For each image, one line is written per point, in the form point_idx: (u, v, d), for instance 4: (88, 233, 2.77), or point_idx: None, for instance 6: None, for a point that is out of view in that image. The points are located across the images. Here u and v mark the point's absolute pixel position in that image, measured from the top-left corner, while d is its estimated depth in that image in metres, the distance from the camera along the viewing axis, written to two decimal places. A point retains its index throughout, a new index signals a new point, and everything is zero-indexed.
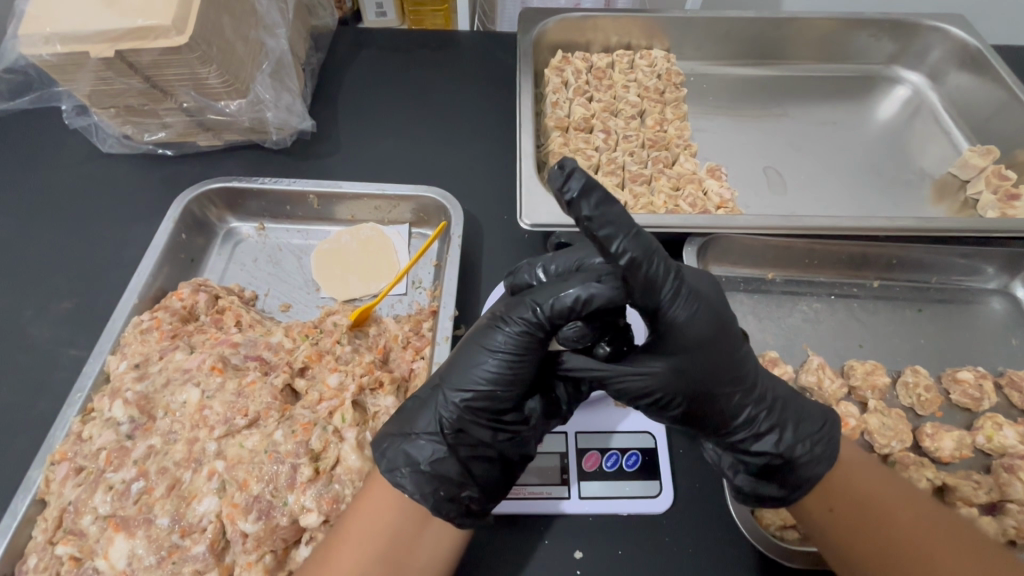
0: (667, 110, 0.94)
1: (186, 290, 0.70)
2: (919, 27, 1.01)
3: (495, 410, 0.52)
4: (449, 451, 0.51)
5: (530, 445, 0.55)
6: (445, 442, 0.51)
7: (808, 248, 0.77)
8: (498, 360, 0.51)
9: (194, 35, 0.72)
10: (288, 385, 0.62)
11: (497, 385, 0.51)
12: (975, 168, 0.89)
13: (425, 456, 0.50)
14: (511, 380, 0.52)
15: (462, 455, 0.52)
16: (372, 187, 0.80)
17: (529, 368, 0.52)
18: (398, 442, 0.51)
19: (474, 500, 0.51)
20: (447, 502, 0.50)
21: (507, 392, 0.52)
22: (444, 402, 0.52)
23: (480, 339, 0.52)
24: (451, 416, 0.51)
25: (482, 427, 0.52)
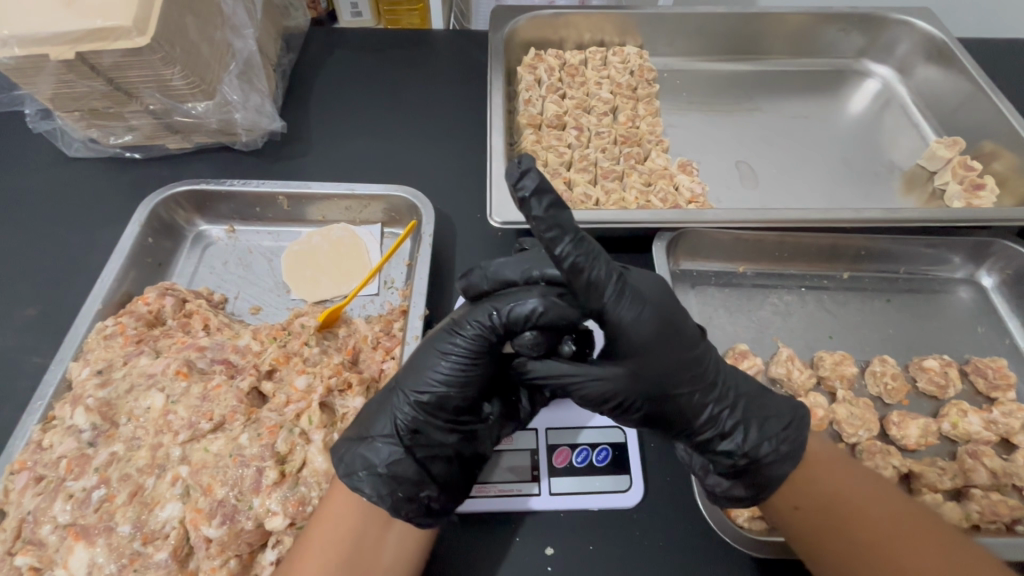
0: (639, 106, 0.95)
1: (151, 295, 0.69)
2: (887, 21, 1.02)
3: (453, 413, 0.53)
4: (404, 453, 0.52)
5: (489, 445, 0.56)
6: (400, 444, 0.52)
7: (779, 241, 0.77)
8: (451, 363, 0.52)
9: (156, 36, 0.71)
10: (254, 387, 0.61)
11: (453, 389, 0.52)
12: (942, 159, 0.90)
13: (382, 458, 0.52)
14: (466, 386, 0.52)
15: (418, 456, 0.52)
16: (343, 188, 0.80)
17: (483, 371, 0.52)
18: (356, 446, 0.53)
19: (433, 499, 0.52)
20: (403, 503, 0.51)
21: (464, 394, 0.53)
22: (400, 405, 0.53)
23: (436, 343, 0.53)
24: (409, 419, 0.52)
25: (438, 430, 0.53)
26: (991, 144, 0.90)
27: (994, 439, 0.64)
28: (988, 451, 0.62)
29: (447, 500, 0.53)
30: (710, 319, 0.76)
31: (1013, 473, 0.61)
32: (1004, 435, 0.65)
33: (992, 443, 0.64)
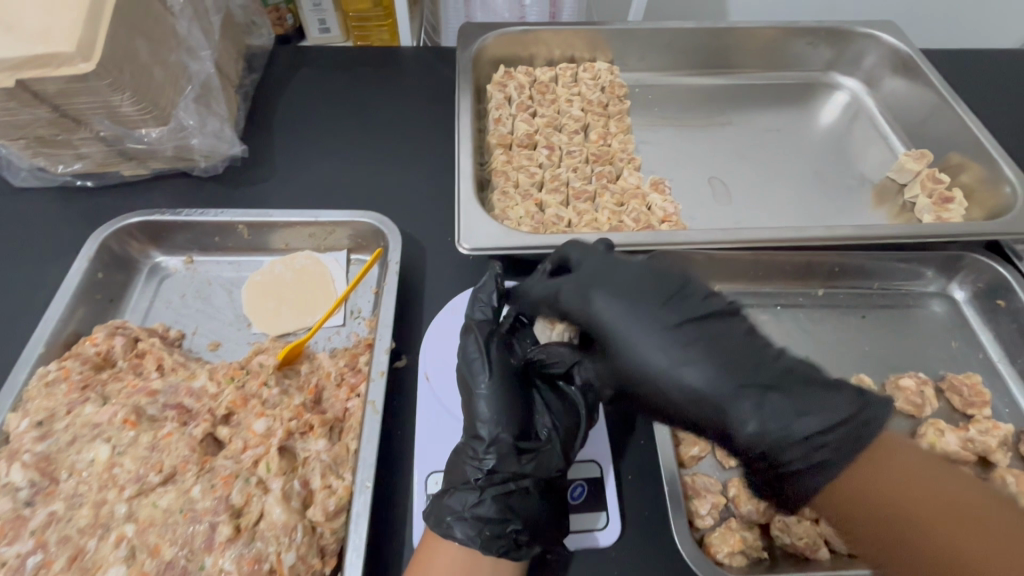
0: (611, 123, 0.94)
1: (100, 335, 0.65)
2: (854, 35, 1.03)
3: (510, 437, 0.57)
4: (481, 493, 0.54)
5: (558, 459, 0.58)
6: (477, 488, 0.55)
7: (753, 260, 0.76)
8: (483, 402, 0.59)
9: (103, 62, 0.67)
10: (209, 434, 0.58)
11: (495, 414, 0.58)
12: (911, 172, 0.90)
13: (464, 503, 0.54)
14: (504, 406, 0.59)
15: (495, 493, 0.55)
16: (305, 215, 0.76)
17: (507, 397, 0.59)
18: (441, 497, 0.55)
19: (522, 533, 0.53)
20: (494, 540, 0.52)
21: (509, 415, 0.58)
22: (467, 456, 0.57)
23: (465, 381, 0.61)
24: (478, 467, 0.56)
25: (505, 464, 0.56)
26: (958, 156, 0.91)
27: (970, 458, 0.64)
28: None
29: (539, 529, 0.54)
30: None
31: None
32: (981, 454, 0.65)
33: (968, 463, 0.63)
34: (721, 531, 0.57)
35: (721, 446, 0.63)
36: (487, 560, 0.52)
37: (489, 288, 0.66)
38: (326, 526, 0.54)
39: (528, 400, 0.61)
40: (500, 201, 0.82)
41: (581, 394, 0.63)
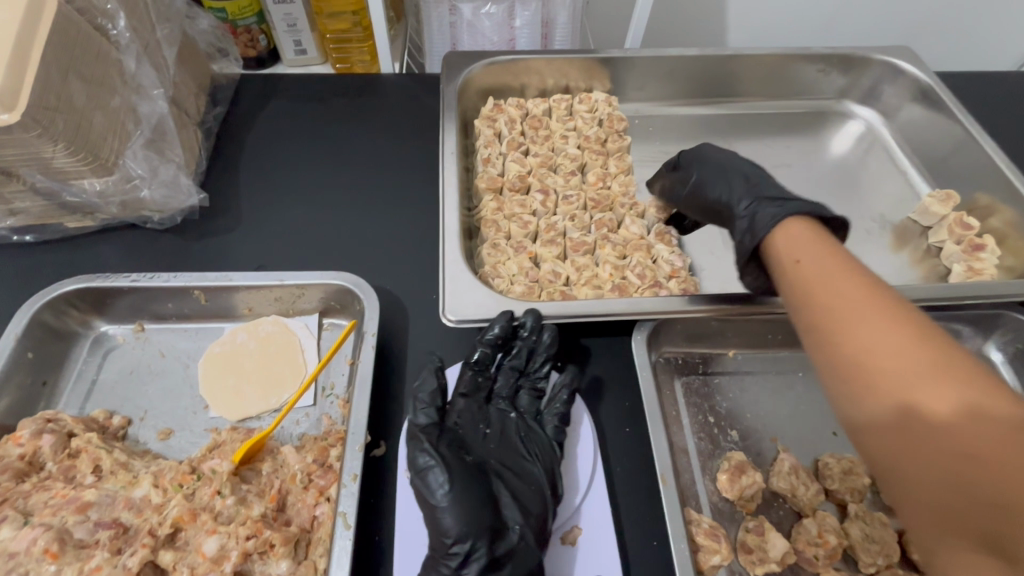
0: (610, 162, 0.86)
1: (26, 433, 0.56)
2: (868, 61, 0.96)
3: (484, 545, 0.48)
4: None
5: (536, 556, 0.50)
6: None
7: (771, 323, 0.69)
8: (448, 514, 0.49)
9: (29, 112, 0.58)
10: (148, 561, 0.49)
11: (462, 524, 0.48)
12: (936, 215, 0.83)
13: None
14: (468, 512, 0.49)
15: None
16: (270, 278, 0.68)
17: (472, 499, 0.50)
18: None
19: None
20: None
21: (477, 520, 0.49)
22: (438, 574, 0.48)
23: (419, 490, 0.51)
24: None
25: (481, 574, 0.48)
26: (986, 197, 0.84)
27: None
28: None
29: None
30: (701, 419, 0.65)
31: None
32: None
33: None
34: None
35: (744, 550, 0.56)
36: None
37: (429, 386, 0.56)
38: None
39: (495, 496, 0.52)
40: (491, 255, 0.74)
41: (546, 473, 0.55)
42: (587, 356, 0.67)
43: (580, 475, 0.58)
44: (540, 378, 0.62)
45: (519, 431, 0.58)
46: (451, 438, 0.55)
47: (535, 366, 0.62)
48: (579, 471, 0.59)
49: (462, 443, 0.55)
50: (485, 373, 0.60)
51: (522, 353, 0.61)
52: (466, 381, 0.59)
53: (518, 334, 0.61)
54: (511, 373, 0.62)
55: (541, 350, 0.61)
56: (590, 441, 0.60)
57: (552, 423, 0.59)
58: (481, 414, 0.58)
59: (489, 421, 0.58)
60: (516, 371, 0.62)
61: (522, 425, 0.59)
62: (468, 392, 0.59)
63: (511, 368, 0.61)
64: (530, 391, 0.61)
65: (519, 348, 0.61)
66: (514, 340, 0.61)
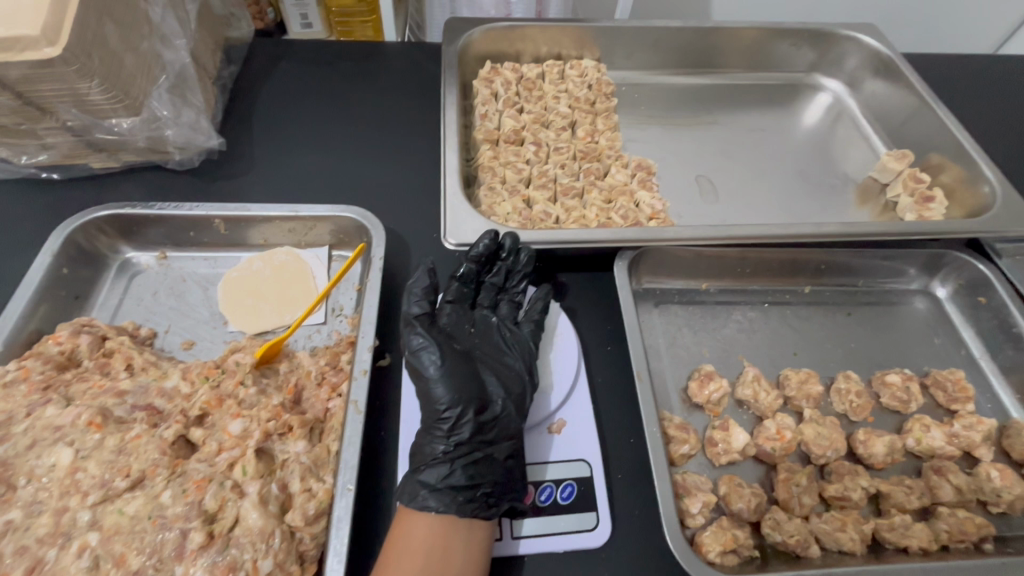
0: (598, 121, 0.93)
1: (64, 333, 0.62)
2: (836, 36, 1.05)
3: (471, 411, 0.56)
4: (452, 465, 0.54)
5: (516, 425, 0.58)
6: (447, 461, 0.54)
7: (739, 257, 0.76)
8: (440, 384, 0.57)
9: (69, 47, 0.64)
10: (181, 436, 0.55)
11: (453, 392, 0.57)
12: (893, 172, 0.92)
13: (437, 475, 0.54)
14: (458, 384, 0.57)
15: (463, 464, 0.55)
16: (285, 210, 0.74)
17: (459, 374, 0.58)
18: (412, 475, 0.55)
19: (492, 493, 0.54)
20: (471, 504, 0.53)
21: (465, 391, 0.57)
22: (432, 434, 0.56)
23: (414, 367, 0.59)
24: (445, 442, 0.55)
25: (468, 435, 0.56)
26: (938, 156, 0.92)
27: (956, 453, 0.64)
28: (952, 468, 0.62)
29: (506, 491, 0.54)
30: (676, 339, 0.72)
31: (977, 488, 0.61)
32: (966, 449, 0.65)
33: (955, 457, 0.64)
34: (712, 530, 0.56)
35: (710, 444, 0.63)
36: (465, 524, 0.52)
37: (422, 283, 0.63)
38: (305, 531, 0.51)
39: (480, 376, 0.59)
40: (487, 197, 0.81)
41: (525, 364, 0.62)
42: (574, 284, 0.74)
43: (562, 376, 0.65)
44: (519, 293, 0.69)
45: (501, 331, 0.65)
46: (441, 330, 0.62)
47: (514, 283, 0.69)
48: (558, 370, 0.65)
49: (451, 336, 0.62)
50: (470, 285, 0.68)
51: (502, 271, 0.69)
52: (452, 289, 0.66)
53: (499, 255, 0.68)
54: (491, 288, 0.69)
55: (519, 269, 0.68)
56: (574, 350, 0.67)
57: (529, 327, 0.66)
58: (466, 316, 0.66)
59: (473, 322, 0.66)
60: (496, 287, 0.69)
61: (503, 327, 0.66)
62: (455, 298, 0.66)
63: (492, 283, 0.69)
64: (509, 302, 0.69)
65: (499, 267, 0.68)
66: (496, 260, 0.69)
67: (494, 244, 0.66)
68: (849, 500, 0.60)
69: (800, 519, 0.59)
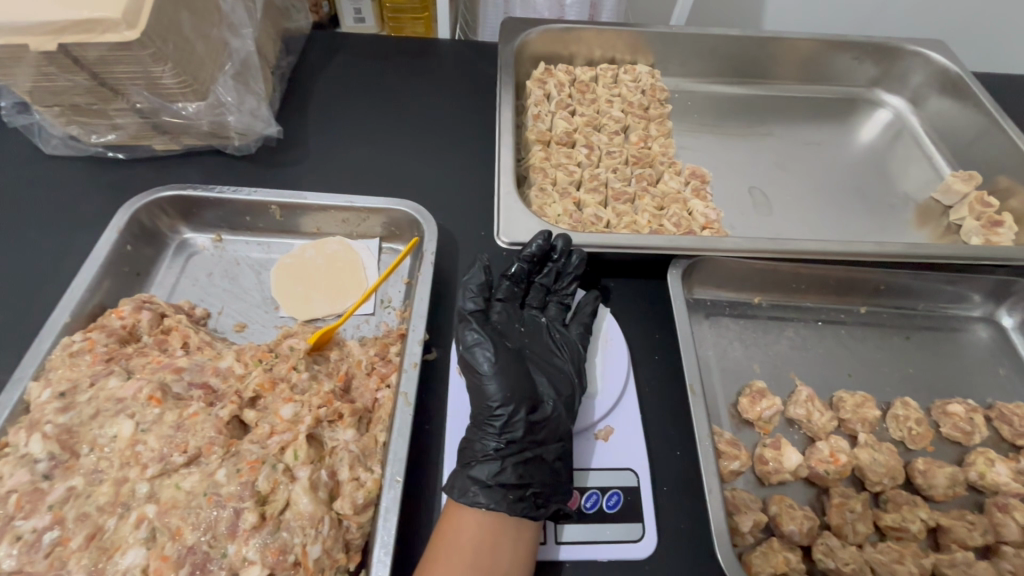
0: (652, 126, 0.92)
1: (127, 308, 0.64)
2: (901, 52, 1.02)
3: (523, 410, 0.56)
4: (503, 463, 0.54)
5: (566, 427, 0.57)
6: (498, 459, 0.54)
7: (795, 272, 0.74)
8: (493, 381, 0.57)
9: (147, 31, 0.66)
10: (235, 416, 0.56)
11: (506, 390, 0.56)
12: (958, 194, 0.89)
13: (488, 472, 0.53)
14: (511, 382, 0.57)
15: (513, 462, 0.54)
16: (340, 200, 0.75)
17: (512, 373, 0.58)
18: (462, 470, 0.54)
19: (541, 494, 0.53)
20: (521, 503, 0.52)
21: (518, 390, 0.57)
22: (483, 431, 0.56)
23: (467, 363, 0.59)
24: (496, 440, 0.55)
25: (520, 434, 0.55)
26: (1006, 180, 0.89)
27: None
28: (1019, 505, 0.59)
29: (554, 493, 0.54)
30: (727, 352, 0.71)
31: None
32: None
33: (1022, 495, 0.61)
34: (762, 551, 0.55)
35: (761, 462, 0.61)
36: (513, 523, 0.51)
37: (478, 280, 0.63)
38: (353, 519, 0.52)
39: (532, 376, 0.59)
40: (538, 197, 0.80)
41: (575, 366, 0.62)
42: (624, 290, 0.73)
43: (610, 382, 0.64)
44: (568, 295, 0.69)
45: (550, 333, 0.65)
46: (494, 327, 0.62)
47: (563, 284, 0.69)
48: (606, 376, 0.65)
49: (503, 334, 0.62)
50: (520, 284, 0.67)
51: (553, 272, 0.68)
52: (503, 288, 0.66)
53: (551, 256, 0.68)
54: (540, 289, 0.69)
55: (570, 271, 0.67)
56: (623, 356, 0.66)
57: (577, 330, 0.66)
58: (517, 316, 0.66)
59: (523, 322, 0.66)
60: (545, 288, 0.69)
61: (552, 328, 0.66)
62: (506, 297, 0.66)
63: (541, 284, 0.68)
64: (557, 304, 0.69)
65: (549, 269, 0.68)
66: (547, 261, 0.68)
67: (547, 245, 0.66)
68: (907, 531, 0.58)
69: (854, 546, 0.57)
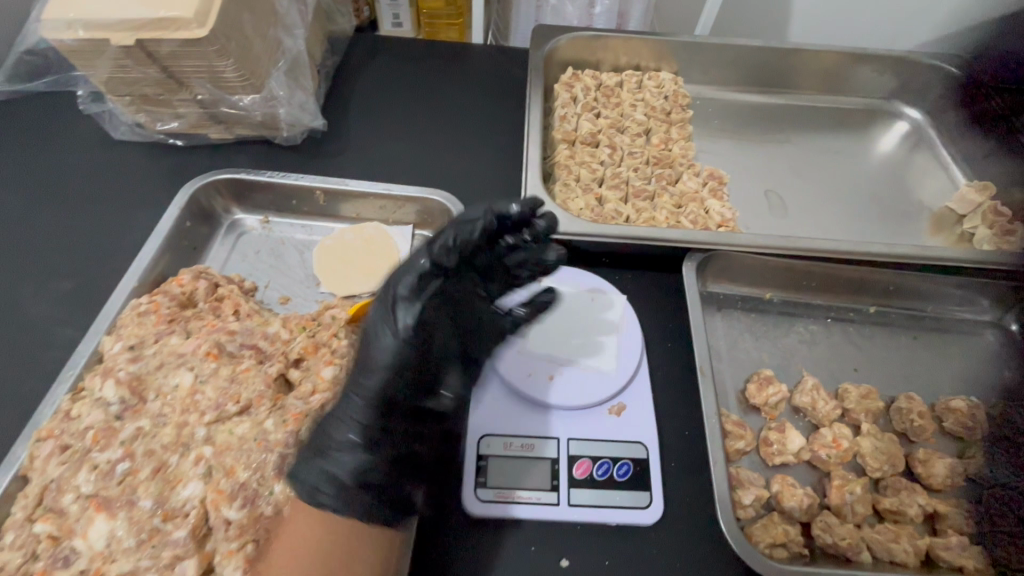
0: (672, 130, 0.96)
1: (186, 276, 0.70)
2: (920, 65, 1.04)
3: (411, 396, 0.55)
4: (377, 451, 0.54)
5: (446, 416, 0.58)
6: (370, 447, 0.54)
7: (806, 270, 0.78)
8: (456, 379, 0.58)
9: (215, 29, 0.73)
10: (282, 374, 0.62)
11: (454, 388, 0.57)
12: (972, 203, 0.91)
13: (349, 463, 0.53)
14: (456, 379, 0.58)
15: (388, 453, 0.54)
16: (379, 187, 0.81)
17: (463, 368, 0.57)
18: (317, 460, 0.53)
19: (381, 490, 0.53)
20: (376, 501, 0.52)
21: (460, 386, 0.58)
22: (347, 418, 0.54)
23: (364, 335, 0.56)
24: (373, 428, 0.54)
25: (398, 422, 0.55)
26: None
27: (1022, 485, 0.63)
28: None
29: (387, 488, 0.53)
30: (737, 343, 0.75)
31: None
32: None
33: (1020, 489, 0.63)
34: (763, 523, 0.58)
35: (765, 444, 0.64)
36: (368, 526, 0.51)
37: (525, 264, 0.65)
38: None
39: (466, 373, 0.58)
40: (562, 192, 0.85)
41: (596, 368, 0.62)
42: (640, 280, 0.77)
43: (625, 362, 0.68)
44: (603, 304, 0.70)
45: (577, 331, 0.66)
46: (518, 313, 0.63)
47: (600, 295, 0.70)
48: (622, 356, 0.68)
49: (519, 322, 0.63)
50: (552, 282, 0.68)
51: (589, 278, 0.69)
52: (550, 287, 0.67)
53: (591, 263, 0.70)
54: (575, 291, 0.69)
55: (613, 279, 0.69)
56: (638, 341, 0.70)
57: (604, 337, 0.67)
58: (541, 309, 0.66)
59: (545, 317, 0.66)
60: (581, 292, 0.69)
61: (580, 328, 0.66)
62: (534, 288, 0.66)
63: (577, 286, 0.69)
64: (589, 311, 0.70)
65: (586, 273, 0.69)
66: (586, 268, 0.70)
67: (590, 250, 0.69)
68: (904, 515, 0.60)
69: (852, 526, 0.60)
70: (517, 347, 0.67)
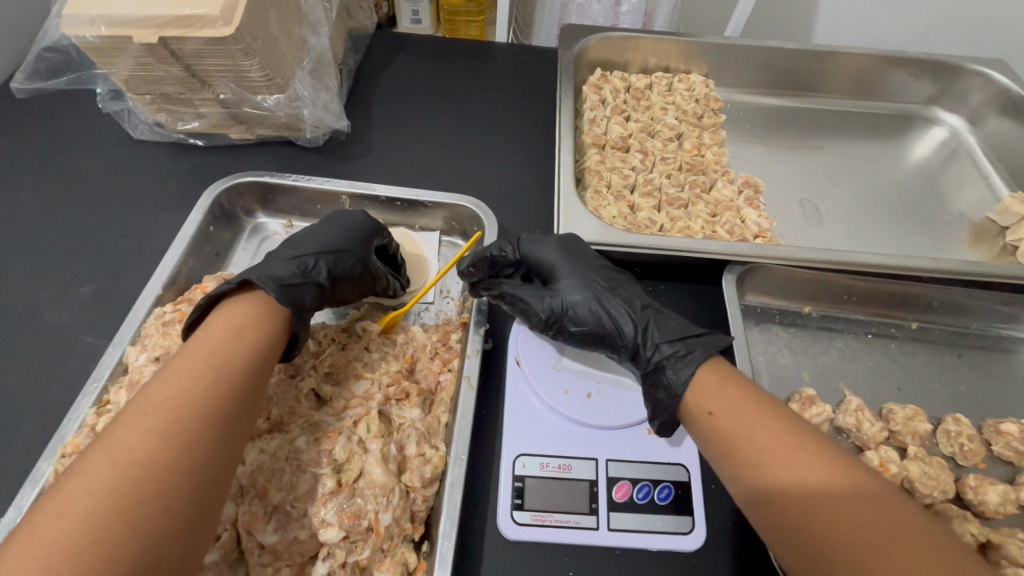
0: (705, 135, 0.93)
1: (211, 284, 0.68)
2: (961, 70, 1.01)
3: (320, 270, 0.63)
4: (298, 290, 0.59)
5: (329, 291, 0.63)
6: (298, 285, 0.60)
7: (848, 285, 0.75)
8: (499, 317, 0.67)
9: (240, 27, 0.70)
10: (313, 389, 0.60)
11: (335, 260, 0.64)
12: (1016, 215, 0.88)
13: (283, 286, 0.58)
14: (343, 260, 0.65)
15: (299, 295, 0.59)
16: (407, 192, 0.78)
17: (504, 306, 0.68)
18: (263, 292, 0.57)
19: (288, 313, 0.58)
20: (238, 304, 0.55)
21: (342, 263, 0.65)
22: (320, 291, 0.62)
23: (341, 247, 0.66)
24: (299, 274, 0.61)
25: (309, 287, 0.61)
26: None
27: None
28: None
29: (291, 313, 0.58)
30: (777, 361, 0.72)
31: None
32: None
33: None
34: None
35: None
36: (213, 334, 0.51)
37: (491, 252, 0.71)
38: (420, 492, 0.54)
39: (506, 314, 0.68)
40: (594, 199, 0.83)
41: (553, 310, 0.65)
42: (676, 294, 0.75)
43: None
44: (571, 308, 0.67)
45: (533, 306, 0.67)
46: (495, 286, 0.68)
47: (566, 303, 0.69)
48: None
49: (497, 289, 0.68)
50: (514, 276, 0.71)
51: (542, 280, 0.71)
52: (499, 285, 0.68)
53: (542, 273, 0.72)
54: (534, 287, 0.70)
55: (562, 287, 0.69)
56: None
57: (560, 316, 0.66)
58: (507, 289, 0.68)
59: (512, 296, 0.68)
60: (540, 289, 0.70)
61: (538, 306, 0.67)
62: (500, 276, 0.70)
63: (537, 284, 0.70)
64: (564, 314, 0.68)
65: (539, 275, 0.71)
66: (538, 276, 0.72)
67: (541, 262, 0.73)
68: None
69: None
70: (551, 363, 0.67)
